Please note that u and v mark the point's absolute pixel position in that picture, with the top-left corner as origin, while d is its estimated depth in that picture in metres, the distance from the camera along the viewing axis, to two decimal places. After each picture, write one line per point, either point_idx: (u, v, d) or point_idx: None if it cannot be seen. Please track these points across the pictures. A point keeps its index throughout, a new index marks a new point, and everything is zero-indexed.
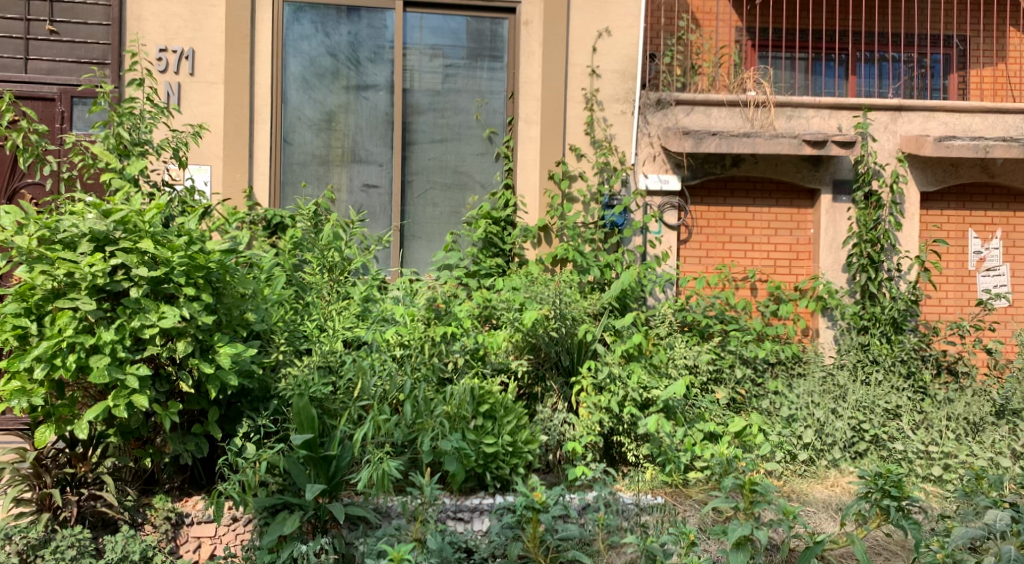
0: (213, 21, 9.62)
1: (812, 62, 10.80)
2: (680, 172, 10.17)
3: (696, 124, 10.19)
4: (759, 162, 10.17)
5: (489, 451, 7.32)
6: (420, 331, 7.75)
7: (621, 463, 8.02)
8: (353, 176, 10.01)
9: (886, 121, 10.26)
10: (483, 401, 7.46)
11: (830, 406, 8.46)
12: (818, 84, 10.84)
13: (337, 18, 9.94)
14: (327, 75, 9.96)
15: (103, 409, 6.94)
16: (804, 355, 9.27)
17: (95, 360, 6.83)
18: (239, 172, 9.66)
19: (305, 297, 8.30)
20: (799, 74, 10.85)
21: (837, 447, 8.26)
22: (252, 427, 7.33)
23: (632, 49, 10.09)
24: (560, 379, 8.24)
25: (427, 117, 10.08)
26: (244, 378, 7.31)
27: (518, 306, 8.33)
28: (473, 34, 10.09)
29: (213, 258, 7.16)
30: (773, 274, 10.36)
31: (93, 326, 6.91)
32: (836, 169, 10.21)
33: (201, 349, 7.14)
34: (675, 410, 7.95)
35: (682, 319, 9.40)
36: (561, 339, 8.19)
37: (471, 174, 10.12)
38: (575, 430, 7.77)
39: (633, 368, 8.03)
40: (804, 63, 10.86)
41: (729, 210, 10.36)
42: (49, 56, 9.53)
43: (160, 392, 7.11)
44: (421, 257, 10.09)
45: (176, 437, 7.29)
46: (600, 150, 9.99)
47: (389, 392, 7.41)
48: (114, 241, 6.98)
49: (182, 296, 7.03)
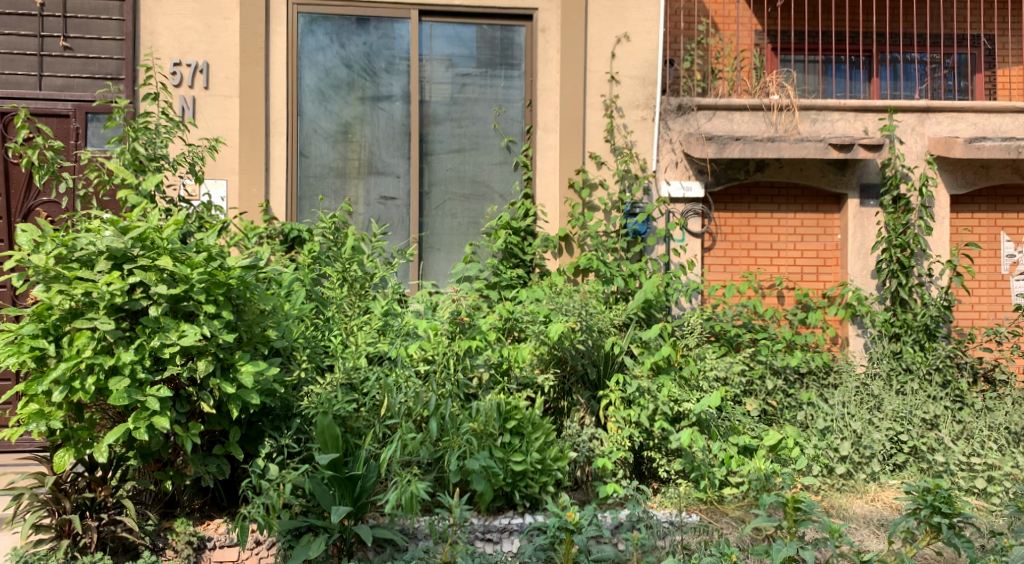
0: (227, 33, 9.52)
1: (824, 65, 10.73)
2: (704, 178, 9.99)
3: (719, 129, 10.01)
4: (784, 166, 9.99)
5: (517, 470, 7.15)
6: (445, 345, 7.56)
7: (651, 479, 7.85)
8: (370, 189, 9.87)
9: (913, 123, 10.07)
10: (510, 418, 7.30)
11: (867, 418, 8.28)
12: (829, 85, 10.75)
13: (351, 29, 9.82)
14: (342, 87, 9.83)
15: (123, 432, 6.80)
16: (834, 364, 9.00)
17: (115, 382, 6.70)
18: (255, 186, 9.52)
19: (325, 313, 8.11)
20: (812, 76, 10.73)
21: (876, 459, 8.05)
22: (275, 447, 7.20)
23: (651, 54, 9.92)
24: (587, 393, 8.08)
25: (444, 127, 9.94)
26: (266, 397, 7.16)
27: (544, 318, 8.08)
28: (489, 42, 9.95)
29: (234, 274, 7.03)
30: (800, 281, 10.18)
31: (112, 346, 6.78)
32: (862, 173, 10.04)
33: (221, 368, 6.98)
34: (708, 425, 7.76)
35: (709, 328, 9.20)
36: (588, 352, 8.03)
37: (490, 184, 9.97)
38: (604, 446, 7.60)
39: (662, 380, 7.84)
40: (815, 65, 10.74)
41: (754, 217, 10.18)
42: (63, 72, 9.43)
43: (181, 413, 6.98)
44: (440, 269, 9.93)
45: (198, 459, 7.13)
46: (621, 157, 9.81)
47: (414, 409, 7.22)
48: (133, 259, 6.86)
49: (201, 314, 6.88)
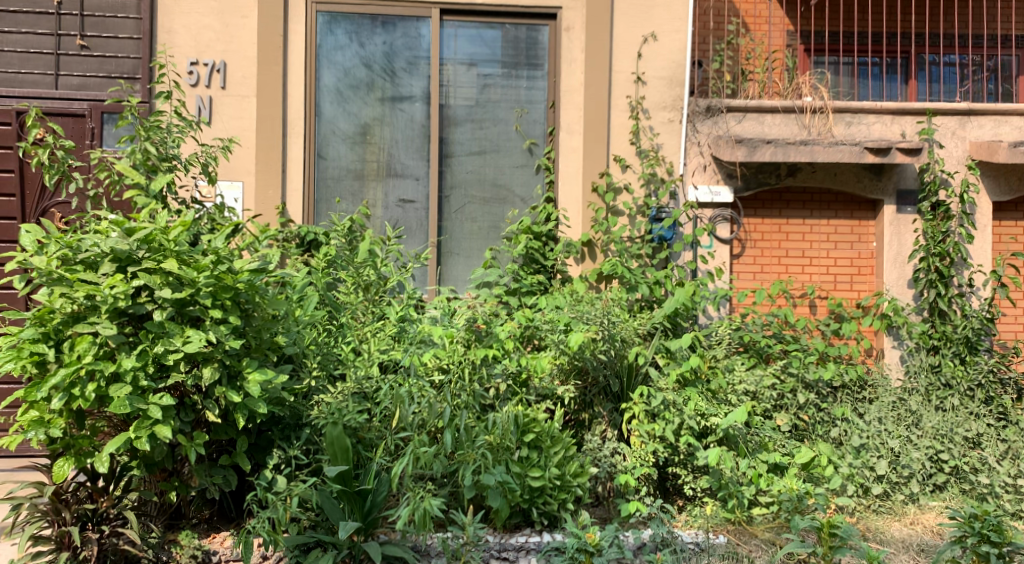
0: (245, 32, 9.26)
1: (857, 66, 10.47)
2: (733, 183, 9.64)
3: (749, 132, 9.68)
4: (818, 170, 9.64)
5: (535, 486, 6.81)
6: (460, 354, 7.25)
7: (676, 496, 7.51)
8: (388, 191, 9.58)
9: (954, 127, 9.70)
10: (528, 431, 6.94)
11: (905, 435, 7.90)
12: (863, 88, 10.48)
13: (372, 28, 9.54)
14: (361, 87, 9.55)
15: (124, 442, 6.43)
16: (869, 378, 8.57)
17: (116, 389, 6.32)
18: (272, 188, 9.25)
19: (338, 319, 7.81)
20: (844, 77, 10.50)
21: (915, 480, 7.70)
22: (283, 458, 6.86)
23: (679, 55, 9.59)
24: (609, 405, 7.73)
25: (465, 129, 9.63)
26: (274, 406, 6.81)
27: (564, 327, 7.74)
28: (512, 42, 9.64)
29: (242, 278, 6.65)
30: (833, 290, 9.83)
31: (115, 352, 6.42)
32: (899, 179, 9.66)
33: (228, 376, 6.61)
34: (736, 441, 7.41)
35: (738, 339, 8.85)
36: (609, 362, 7.62)
37: (511, 187, 9.65)
38: (627, 461, 7.25)
39: (689, 394, 7.51)
40: (848, 67, 10.52)
41: (785, 223, 9.83)
42: (79, 72, 9.22)
43: (186, 423, 6.62)
44: (459, 274, 9.63)
45: (203, 469, 6.78)
46: (646, 160, 9.50)
47: (427, 420, 6.93)
48: (137, 261, 6.51)
49: (207, 320, 6.55)
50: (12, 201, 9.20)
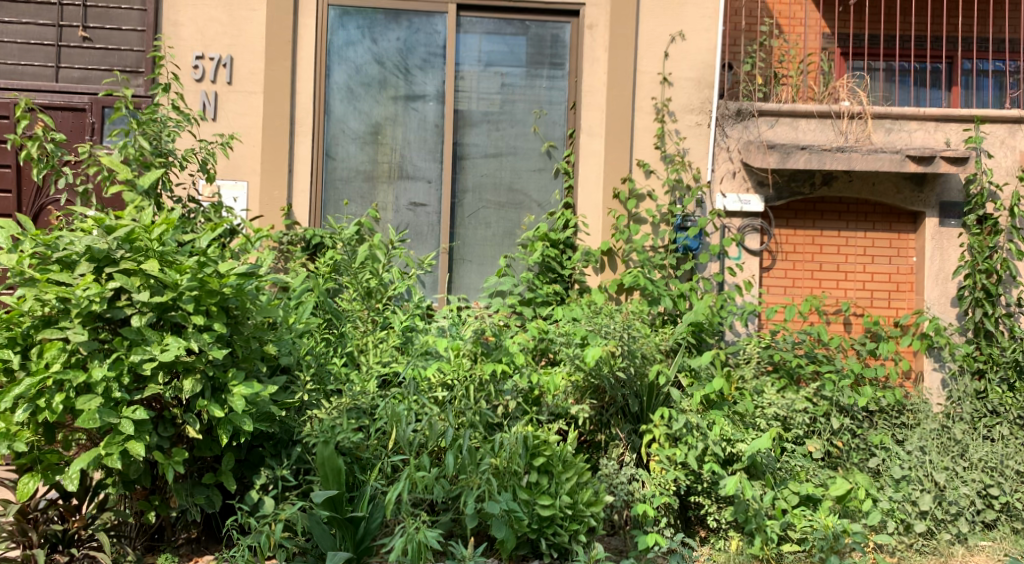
0: (253, 25, 8.74)
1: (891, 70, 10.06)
2: (764, 191, 9.06)
3: (782, 138, 9.09)
4: (854, 180, 9.08)
5: (544, 515, 6.19)
6: (466, 370, 6.70)
7: (698, 526, 6.96)
8: (399, 194, 9.03)
9: (1003, 136, 9.15)
10: (538, 454, 6.32)
11: (951, 468, 7.35)
12: (892, 93, 10.11)
13: (386, 23, 9.01)
14: (373, 85, 9.01)
15: (93, 459, 5.75)
16: (907, 403, 8.09)
17: (85, 401, 5.67)
18: (278, 189, 8.72)
19: (338, 328, 7.24)
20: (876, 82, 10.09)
21: (963, 518, 7.08)
22: (270, 478, 6.24)
23: (709, 55, 9.01)
24: (628, 426, 7.10)
25: (481, 130, 9.08)
26: (262, 422, 6.12)
27: (580, 341, 7.16)
28: (533, 41, 9.09)
29: (229, 282, 5.97)
30: (870, 307, 9.25)
31: (87, 360, 5.77)
32: (943, 190, 9.10)
33: (212, 388, 5.96)
34: (763, 470, 6.84)
35: (768, 358, 8.24)
36: (629, 381, 7.01)
37: (528, 192, 9.09)
38: (646, 489, 6.67)
39: (713, 417, 6.96)
40: (883, 72, 10.10)
41: (819, 234, 9.27)
42: (81, 64, 8.76)
43: (163, 439, 5.96)
44: (471, 283, 9.07)
45: (183, 489, 6.10)
46: (671, 166, 8.90)
47: (429, 440, 6.34)
48: (115, 262, 5.81)
49: (189, 327, 5.84)
50: (7, 197, 8.69)
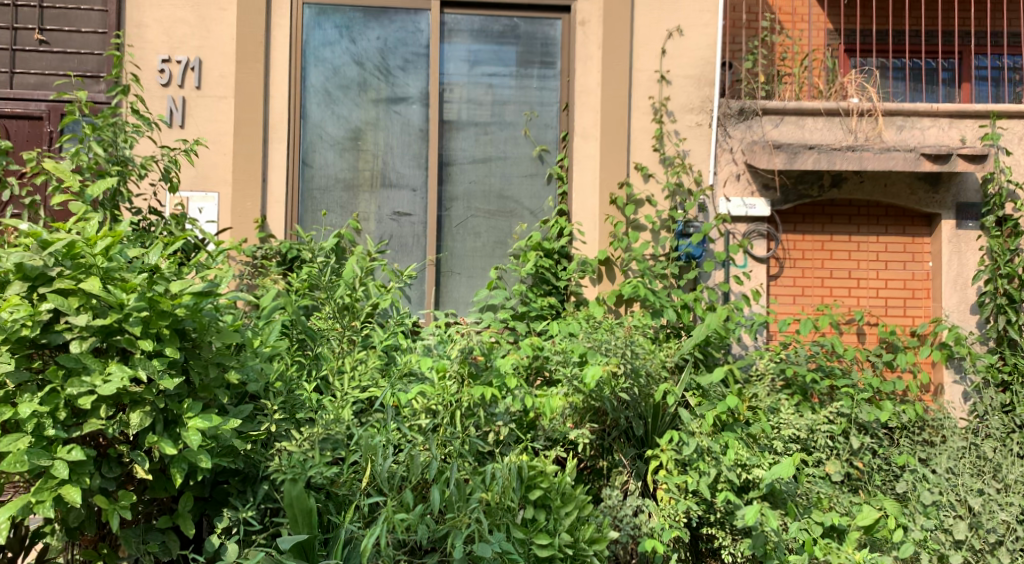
0: (223, 26, 8.15)
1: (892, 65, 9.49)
2: (770, 194, 8.48)
3: (788, 137, 8.52)
4: (866, 181, 8.51)
5: (542, 557, 5.60)
6: (452, 395, 6.11)
7: (710, 559, 6.43)
8: (382, 203, 8.41)
9: (1021, 132, 8.58)
10: (535, 486, 5.78)
11: (985, 491, 6.83)
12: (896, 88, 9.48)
13: (365, 21, 8.41)
14: (352, 87, 8.41)
15: (23, 507, 5.11)
16: (930, 418, 7.54)
17: (13, 441, 5.05)
18: (250, 200, 8.11)
19: (313, 349, 6.52)
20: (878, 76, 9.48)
21: (1002, 547, 6.60)
22: (234, 520, 5.61)
23: (709, 51, 8.43)
24: (632, 452, 6.55)
25: (469, 134, 8.47)
26: (223, 457, 5.49)
27: (579, 359, 6.58)
28: (522, 39, 8.50)
29: (182, 302, 5.36)
30: (884, 316, 8.65)
31: (16, 394, 5.15)
32: (960, 190, 8.53)
33: (164, 421, 5.34)
34: (783, 499, 6.28)
35: (781, 373, 7.63)
36: (633, 402, 6.50)
37: (519, 199, 8.47)
38: (653, 522, 6.12)
39: (727, 440, 6.38)
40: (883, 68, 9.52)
41: (829, 239, 8.69)
42: (37, 69, 8.14)
43: (109, 480, 5.31)
44: (459, 296, 8.44)
45: (133, 536, 5.47)
46: (671, 169, 8.32)
47: (410, 474, 5.70)
48: (51, 281, 5.18)
49: (137, 353, 5.21)
50: None
